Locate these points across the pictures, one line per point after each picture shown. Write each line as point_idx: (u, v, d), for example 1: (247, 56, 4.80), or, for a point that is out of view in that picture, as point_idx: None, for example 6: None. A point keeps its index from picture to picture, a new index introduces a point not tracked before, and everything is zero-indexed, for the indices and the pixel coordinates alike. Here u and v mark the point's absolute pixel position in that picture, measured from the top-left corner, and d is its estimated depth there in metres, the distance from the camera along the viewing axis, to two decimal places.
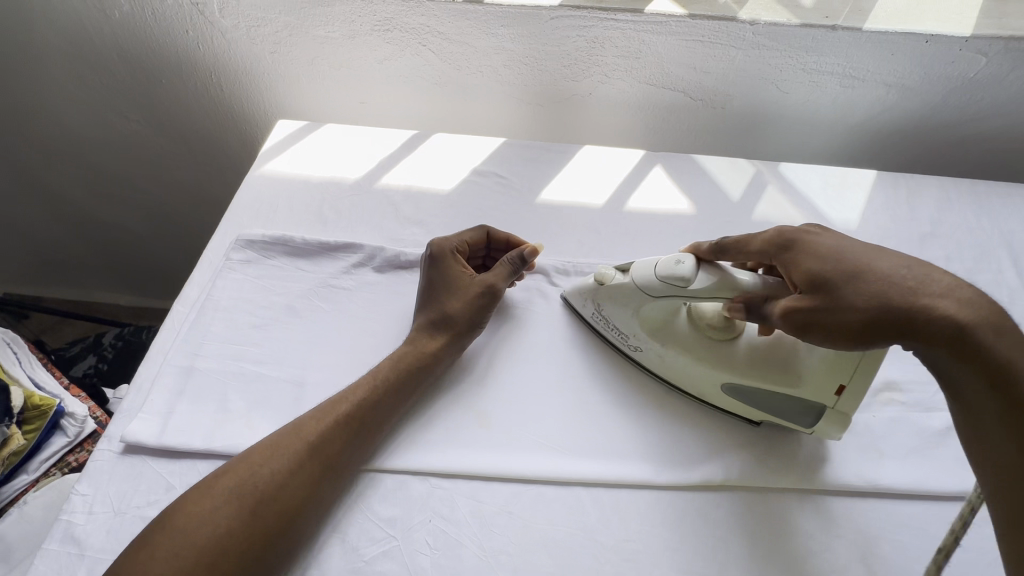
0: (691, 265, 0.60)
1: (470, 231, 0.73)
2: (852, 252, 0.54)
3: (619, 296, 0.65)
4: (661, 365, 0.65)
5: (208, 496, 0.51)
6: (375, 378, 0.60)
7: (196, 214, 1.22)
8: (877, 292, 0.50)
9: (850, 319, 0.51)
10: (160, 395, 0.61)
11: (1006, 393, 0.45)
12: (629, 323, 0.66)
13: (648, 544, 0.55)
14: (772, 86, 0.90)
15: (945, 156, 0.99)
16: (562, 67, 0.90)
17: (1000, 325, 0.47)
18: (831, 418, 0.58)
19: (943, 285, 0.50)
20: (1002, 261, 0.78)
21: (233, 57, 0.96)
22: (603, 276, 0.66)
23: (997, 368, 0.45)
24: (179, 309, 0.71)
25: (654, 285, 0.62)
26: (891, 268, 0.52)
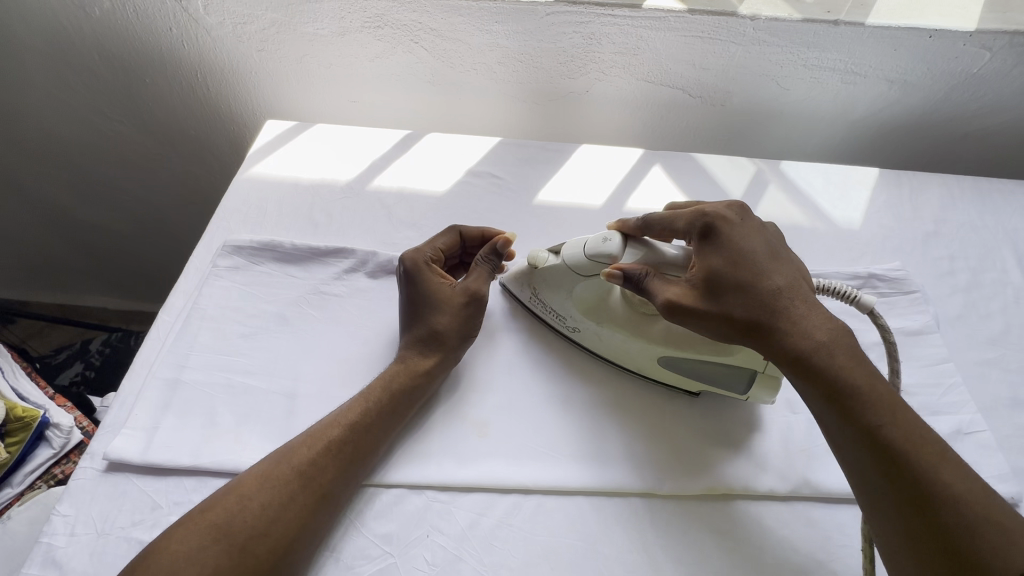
0: (618, 242, 0.59)
1: (440, 236, 0.69)
2: (743, 256, 0.55)
3: (551, 278, 0.65)
4: (600, 344, 0.65)
5: (194, 534, 0.47)
6: (364, 397, 0.58)
7: (184, 216, 1.19)
8: (746, 301, 0.53)
9: (719, 321, 0.54)
10: (144, 410, 0.59)
11: (838, 403, 0.49)
12: (565, 305, 0.66)
13: (655, 557, 0.53)
14: (772, 83, 0.88)
15: (946, 152, 0.98)
16: (558, 64, 0.88)
17: (845, 347, 0.50)
18: (763, 382, 0.59)
19: (806, 304, 0.53)
20: (1006, 259, 0.77)
21: (220, 56, 0.93)
22: (535, 259, 0.66)
23: (832, 382, 0.49)
24: (164, 319, 0.68)
25: (584, 264, 0.61)
26: (770, 280, 0.54)
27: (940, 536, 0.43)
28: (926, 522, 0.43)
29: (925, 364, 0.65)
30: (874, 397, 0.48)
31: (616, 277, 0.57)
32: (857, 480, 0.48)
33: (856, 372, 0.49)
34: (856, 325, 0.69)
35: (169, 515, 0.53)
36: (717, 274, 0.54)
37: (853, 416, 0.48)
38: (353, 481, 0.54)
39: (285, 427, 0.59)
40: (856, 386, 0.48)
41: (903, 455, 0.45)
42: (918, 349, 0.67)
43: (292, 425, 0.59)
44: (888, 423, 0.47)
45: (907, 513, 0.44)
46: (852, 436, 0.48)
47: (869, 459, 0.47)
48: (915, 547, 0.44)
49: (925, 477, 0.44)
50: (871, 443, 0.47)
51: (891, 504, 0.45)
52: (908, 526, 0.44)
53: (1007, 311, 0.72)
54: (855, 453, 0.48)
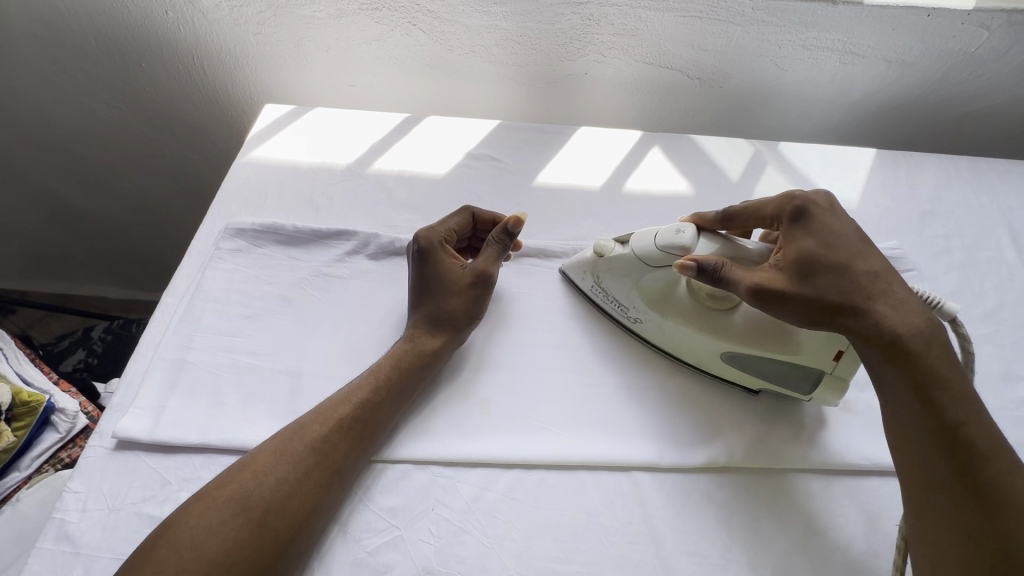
0: (691, 234, 0.59)
1: (453, 215, 0.70)
2: (838, 243, 0.55)
3: (617, 267, 0.65)
4: (662, 335, 0.65)
5: (214, 510, 0.48)
6: (374, 378, 0.59)
7: (183, 203, 1.19)
8: (839, 284, 0.53)
9: (808, 302, 0.54)
10: (151, 389, 0.60)
11: (924, 395, 0.48)
12: (630, 295, 0.66)
13: (653, 527, 0.54)
14: (771, 64, 0.88)
15: (943, 134, 0.98)
16: (556, 46, 0.88)
17: (940, 341, 0.49)
18: (830, 384, 0.59)
19: (901, 293, 0.53)
20: (1001, 238, 0.78)
21: (215, 39, 0.93)
22: (602, 248, 0.66)
23: (924, 375, 0.48)
24: (168, 301, 0.69)
25: (655, 255, 0.62)
26: (866, 266, 0.54)
27: (1007, 539, 0.42)
28: (994, 524, 0.43)
29: None
30: (963, 396, 0.48)
31: (690, 269, 0.57)
32: (926, 475, 0.47)
33: (949, 370, 0.48)
34: None
35: (178, 491, 0.54)
36: (813, 255, 0.55)
37: (938, 410, 0.47)
38: (361, 458, 0.55)
39: (290, 407, 0.60)
40: (946, 382, 0.48)
41: (980, 455, 0.45)
42: None
43: (296, 404, 0.60)
44: (973, 420, 0.47)
45: (977, 510, 0.44)
46: (936, 431, 0.47)
47: (949, 453, 0.46)
48: (978, 545, 0.43)
49: (1003, 479, 0.44)
50: (953, 435, 0.46)
51: (957, 499, 0.45)
52: (974, 524, 0.44)
53: (1001, 288, 0.73)
54: (936, 445, 0.47)
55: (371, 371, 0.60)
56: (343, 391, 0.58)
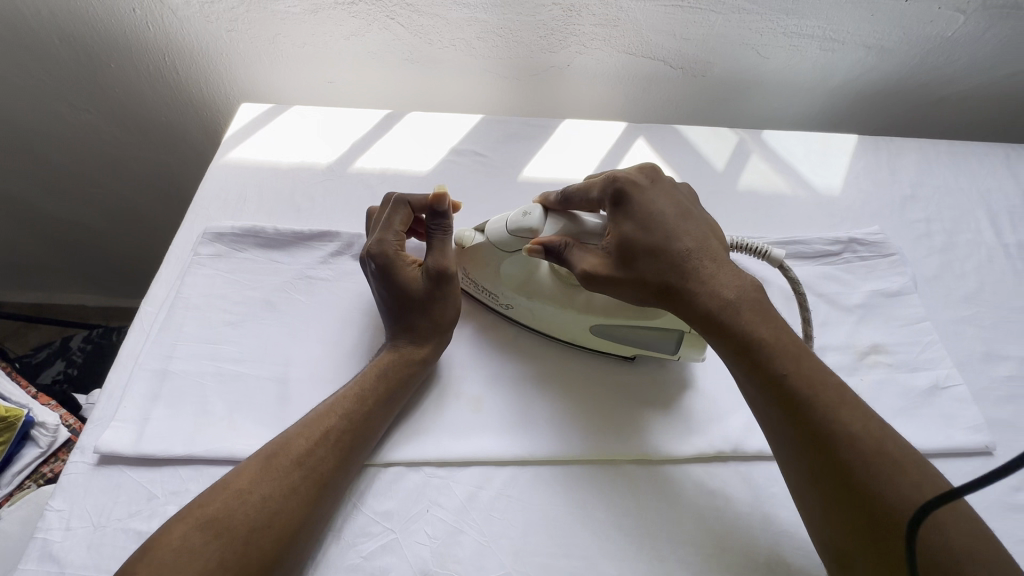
0: (538, 215, 0.62)
1: (390, 212, 0.65)
2: (650, 223, 0.57)
3: (477, 256, 0.66)
4: (533, 317, 0.66)
5: (196, 528, 0.47)
6: (358, 386, 0.58)
7: (160, 207, 1.15)
8: (657, 265, 0.55)
9: (635, 285, 0.56)
10: (133, 401, 0.58)
11: (747, 360, 0.51)
12: (495, 282, 0.67)
13: (649, 519, 0.55)
14: (752, 52, 0.88)
15: (924, 118, 0.99)
16: (538, 38, 0.87)
17: (749, 303, 0.52)
18: (690, 341, 0.61)
19: (715, 262, 0.55)
20: (980, 220, 0.79)
21: (187, 38, 0.90)
22: (462, 238, 0.67)
23: (741, 340, 0.51)
24: (147, 310, 0.67)
25: (507, 239, 0.63)
26: (678, 240, 0.56)
27: (847, 477, 0.45)
28: (839, 479, 0.45)
29: (903, 324, 0.67)
30: (779, 347, 0.50)
31: (535, 254, 0.59)
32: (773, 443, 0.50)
33: (760, 325, 0.51)
34: (837, 287, 0.70)
35: (166, 504, 0.53)
36: (631, 239, 0.56)
37: (761, 371, 0.50)
38: (351, 466, 0.54)
39: (278, 413, 0.59)
40: (762, 341, 0.51)
41: (806, 409, 0.47)
42: (898, 310, 0.68)
43: (285, 411, 0.59)
44: (791, 373, 0.49)
45: (813, 460, 0.46)
46: (765, 394, 0.50)
47: (778, 413, 0.49)
48: (838, 504, 0.45)
49: (829, 421, 0.46)
50: (777, 394, 0.49)
51: (803, 462, 0.47)
52: (817, 472, 0.46)
53: (981, 270, 0.74)
54: (769, 410, 0.49)
55: (357, 379, 0.59)
56: (327, 400, 0.58)
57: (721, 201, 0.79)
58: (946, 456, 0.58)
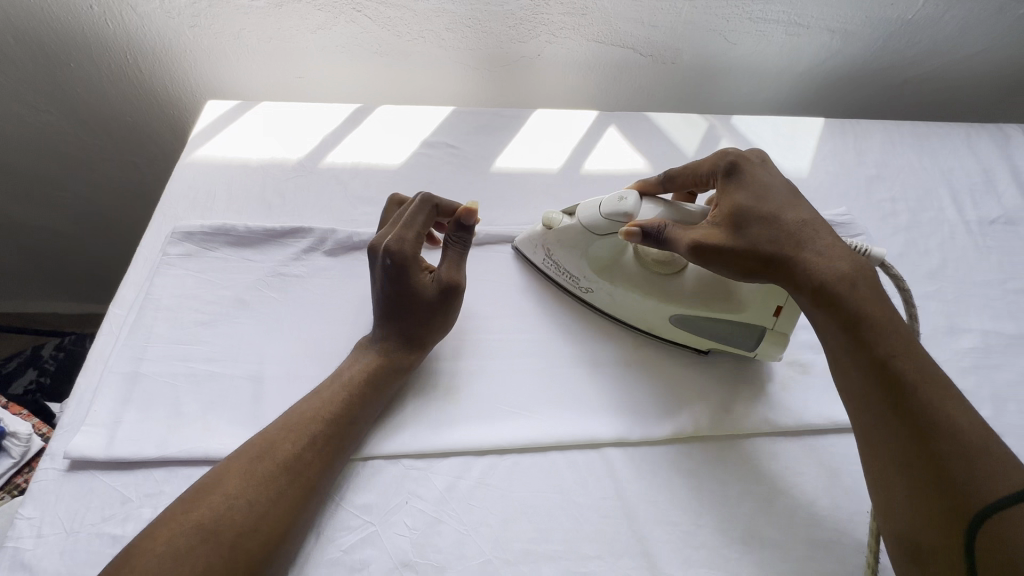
0: (634, 200, 0.61)
1: (416, 209, 0.62)
2: (767, 193, 0.57)
3: (565, 238, 0.67)
4: (611, 302, 0.68)
5: (180, 535, 0.46)
6: (345, 390, 0.57)
7: (130, 209, 1.12)
8: (770, 233, 0.54)
9: (741, 254, 0.55)
10: (104, 405, 0.57)
11: (854, 333, 0.49)
12: (579, 265, 0.68)
13: (626, 500, 0.55)
14: (720, 38, 0.89)
15: (890, 100, 1.01)
16: (507, 28, 0.87)
17: (867, 281, 0.50)
18: (772, 338, 0.61)
19: (828, 240, 0.53)
20: (943, 198, 0.81)
21: (148, 34, 0.88)
22: (550, 220, 0.67)
23: (851, 313, 0.49)
24: (116, 312, 0.66)
25: (600, 224, 0.63)
26: (794, 212, 0.55)
27: (940, 464, 0.42)
28: (931, 465, 0.43)
29: None
30: (890, 327, 0.48)
31: (634, 234, 0.58)
32: (862, 417, 0.48)
33: (875, 301, 0.49)
34: None
35: (141, 507, 0.53)
36: (743, 209, 0.56)
37: (868, 346, 0.48)
38: (332, 466, 0.54)
39: (254, 412, 0.58)
40: (873, 318, 0.48)
41: (911, 389, 0.45)
42: None
43: (261, 409, 0.59)
44: (903, 353, 0.47)
45: (912, 439, 0.44)
46: (866, 367, 0.47)
47: (879, 388, 0.47)
48: (923, 488, 0.43)
49: (939, 405, 0.44)
50: (881, 369, 0.47)
51: (893, 439, 0.45)
52: (909, 451, 0.44)
53: (943, 246, 0.76)
54: (868, 384, 0.47)
55: (343, 382, 0.58)
56: (308, 402, 0.57)
57: None
58: None
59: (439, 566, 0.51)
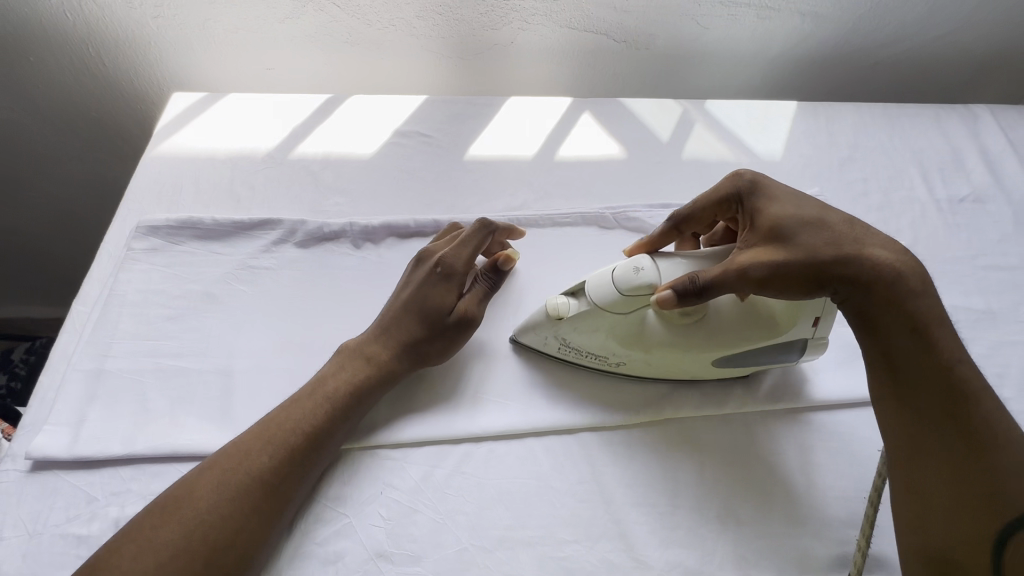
0: (649, 265, 0.55)
1: (477, 231, 0.64)
2: (805, 202, 0.54)
3: (580, 323, 0.58)
4: (651, 367, 0.60)
5: (151, 551, 0.45)
6: (328, 401, 0.55)
7: (94, 210, 1.08)
8: (823, 239, 0.51)
9: (804, 265, 0.50)
10: (67, 404, 0.56)
11: (920, 338, 0.48)
12: (604, 343, 0.59)
13: (603, 483, 0.55)
14: (692, 22, 0.89)
15: (863, 83, 1.02)
16: (478, 15, 0.86)
17: (926, 278, 0.49)
18: (814, 345, 0.59)
19: (877, 235, 0.52)
20: (913, 177, 0.82)
21: (110, 24, 0.86)
22: (556, 308, 0.59)
23: (917, 318, 0.48)
24: (80, 310, 0.64)
25: (622, 303, 0.56)
26: (840, 214, 0.53)
27: (994, 475, 0.43)
28: (984, 474, 0.43)
29: None
30: (949, 337, 0.48)
31: (667, 298, 0.52)
32: (914, 420, 0.47)
33: (937, 307, 0.49)
34: None
35: (107, 506, 0.51)
36: (788, 220, 0.53)
37: (931, 352, 0.47)
38: (308, 471, 0.52)
39: (224, 406, 0.57)
40: (934, 324, 0.48)
41: (970, 397, 0.46)
42: None
43: (231, 404, 0.57)
44: (960, 361, 0.47)
45: (966, 448, 0.45)
46: (929, 372, 0.47)
47: (940, 394, 0.46)
48: (969, 496, 0.44)
49: (993, 416, 0.45)
50: (944, 375, 0.46)
51: (947, 445, 0.45)
52: (958, 458, 0.44)
53: (914, 225, 0.77)
54: (930, 389, 0.46)
55: (325, 391, 0.55)
56: (286, 410, 0.54)
57: (667, 170, 0.80)
58: None
59: (414, 556, 0.51)
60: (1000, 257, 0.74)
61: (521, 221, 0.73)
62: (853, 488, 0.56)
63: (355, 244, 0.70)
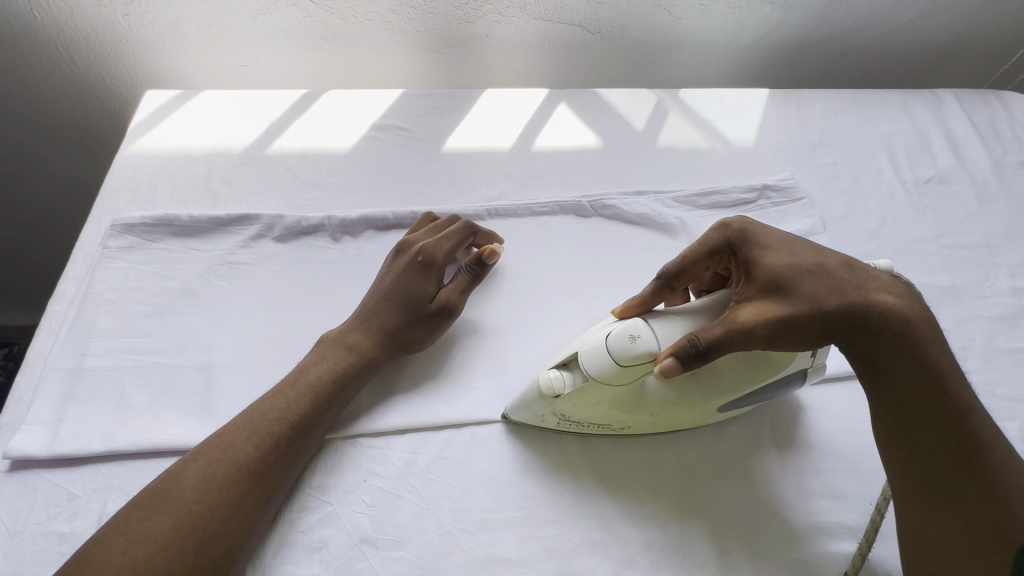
0: (647, 333, 0.50)
1: (456, 228, 0.66)
2: (799, 248, 0.52)
3: (578, 398, 0.53)
4: (656, 426, 0.56)
5: (139, 544, 0.45)
6: (310, 391, 0.55)
7: (69, 211, 1.07)
8: (824, 287, 0.49)
9: (811, 317, 0.48)
10: (46, 403, 0.56)
11: (933, 387, 0.48)
12: (606, 413, 0.55)
13: (583, 464, 0.56)
14: (665, 12, 0.90)
15: (833, 70, 1.04)
16: (453, 8, 0.86)
17: (929, 321, 0.50)
18: (813, 372, 0.57)
19: (877, 278, 0.51)
20: (881, 161, 0.84)
21: (79, 22, 0.85)
22: (547, 382, 0.53)
23: (928, 366, 0.48)
24: (56, 309, 0.64)
25: (620, 374, 0.51)
26: (837, 258, 0.51)
27: (1007, 520, 0.45)
28: (999, 519, 0.45)
29: None
30: (959, 385, 0.49)
31: (671, 366, 0.48)
32: (929, 468, 0.48)
33: (946, 354, 0.49)
34: None
35: (89, 502, 0.51)
36: (787, 269, 0.50)
37: (945, 402, 0.48)
38: (292, 461, 0.52)
39: (205, 401, 0.57)
40: (946, 371, 0.49)
41: (983, 444, 0.47)
42: None
43: (211, 398, 0.58)
44: (971, 408, 0.48)
45: (978, 495, 0.46)
46: (944, 421, 0.48)
47: (955, 443, 0.47)
48: (987, 542, 0.45)
49: (1002, 461, 0.47)
50: (959, 424, 0.47)
51: (963, 493, 0.46)
52: (969, 505, 0.46)
53: (882, 207, 0.79)
54: (945, 437, 0.47)
55: (308, 382, 0.56)
56: (269, 402, 0.54)
57: (643, 159, 0.81)
58: (850, 378, 0.63)
59: (399, 540, 0.52)
60: (964, 235, 0.76)
61: (498, 212, 0.74)
62: (825, 460, 0.58)
63: (334, 238, 0.70)
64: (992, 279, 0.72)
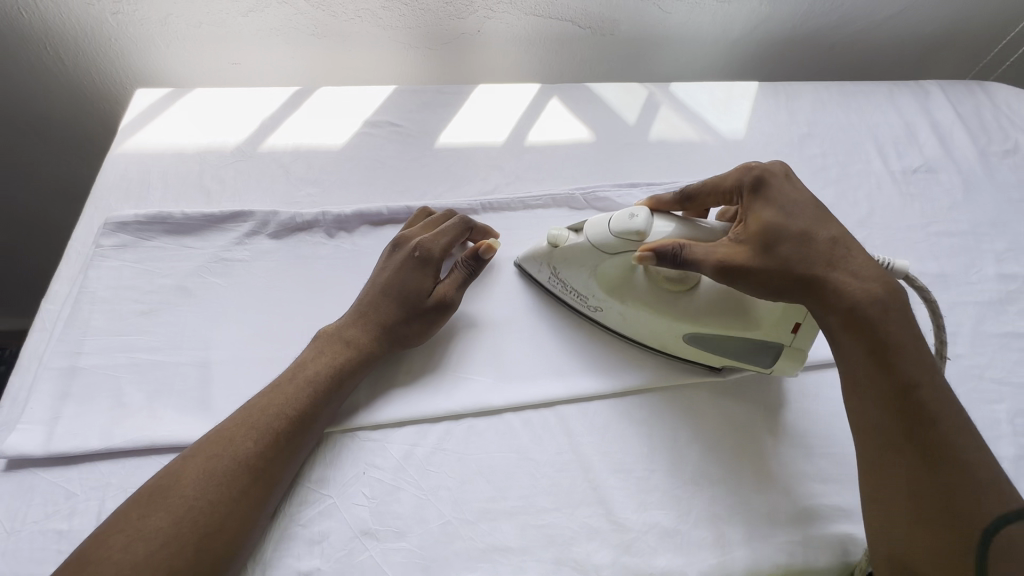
0: (646, 217, 0.56)
1: (454, 224, 0.66)
2: (799, 211, 0.53)
3: (573, 257, 0.62)
4: (624, 323, 0.63)
5: (140, 542, 0.45)
6: (309, 386, 0.55)
7: (59, 214, 1.06)
8: (801, 253, 0.51)
9: (772, 274, 0.51)
10: (41, 402, 0.55)
11: (881, 358, 0.47)
12: (589, 284, 0.62)
13: (580, 453, 0.57)
14: (655, 7, 0.91)
15: (821, 63, 1.05)
16: (444, 5, 0.86)
17: (895, 301, 0.48)
18: (790, 356, 0.58)
19: (858, 258, 0.51)
20: (869, 151, 0.85)
21: (66, 22, 0.84)
22: (557, 238, 0.62)
23: (879, 339, 0.47)
24: (50, 308, 0.64)
25: (612, 243, 0.58)
26: (828, 231, 0.52)
27: (949, 494, 0.43)
28: (943, 494, 0.43)
29: None
30: (915, 358, 0.47)
31: (649, 259, 0.54)
32: (875, 437, 0.47)
33: (904, 330, 0.47)
34: None
35: (87, 500, 0.51)
36: (776, 227, 0.52)
37: (894, 373, 0.46)
38: (291, 456, 0.53)
39: (202, 397, 0.57)
40: (900, 344, 0.47)
41: (932, 419, 0.45)
42: None
43: (209, 394, 0.58)
44: (925, 382, 0.46)
45: (925, 469, 0.44)
46: (888, 391, 0.46)
47: (899, 414, 0.46)
48: (924, 514, 0.43)
49: (954, 437, 0.44)
50: (905, 396, 0.46)
51: (906, 464, 0.45)
52: (918, 479, 0.44)
53: (871, 196, 0.80)
54: (887, 407, 0.46)
55: (307, 377, 0.56)
56: (267, 398, 0.54)
57: (635, 152, 0.82)
58: None
59: (399, 531, 0.52)
60: (951, 222, 0.77)
61: (492, 205, 0.74)
62: (819, 444, 0.58)
63: (329, 234, 0.70)
64: (979, 265, 0.73)
